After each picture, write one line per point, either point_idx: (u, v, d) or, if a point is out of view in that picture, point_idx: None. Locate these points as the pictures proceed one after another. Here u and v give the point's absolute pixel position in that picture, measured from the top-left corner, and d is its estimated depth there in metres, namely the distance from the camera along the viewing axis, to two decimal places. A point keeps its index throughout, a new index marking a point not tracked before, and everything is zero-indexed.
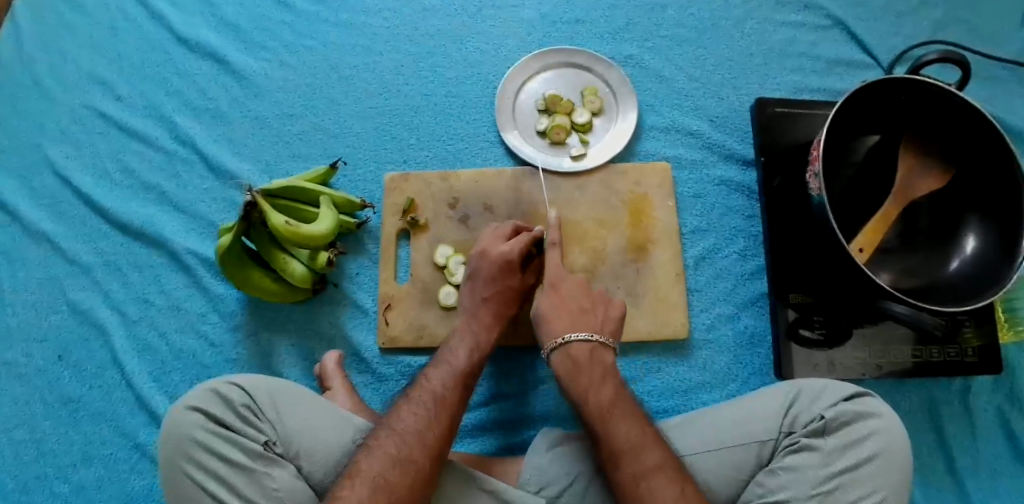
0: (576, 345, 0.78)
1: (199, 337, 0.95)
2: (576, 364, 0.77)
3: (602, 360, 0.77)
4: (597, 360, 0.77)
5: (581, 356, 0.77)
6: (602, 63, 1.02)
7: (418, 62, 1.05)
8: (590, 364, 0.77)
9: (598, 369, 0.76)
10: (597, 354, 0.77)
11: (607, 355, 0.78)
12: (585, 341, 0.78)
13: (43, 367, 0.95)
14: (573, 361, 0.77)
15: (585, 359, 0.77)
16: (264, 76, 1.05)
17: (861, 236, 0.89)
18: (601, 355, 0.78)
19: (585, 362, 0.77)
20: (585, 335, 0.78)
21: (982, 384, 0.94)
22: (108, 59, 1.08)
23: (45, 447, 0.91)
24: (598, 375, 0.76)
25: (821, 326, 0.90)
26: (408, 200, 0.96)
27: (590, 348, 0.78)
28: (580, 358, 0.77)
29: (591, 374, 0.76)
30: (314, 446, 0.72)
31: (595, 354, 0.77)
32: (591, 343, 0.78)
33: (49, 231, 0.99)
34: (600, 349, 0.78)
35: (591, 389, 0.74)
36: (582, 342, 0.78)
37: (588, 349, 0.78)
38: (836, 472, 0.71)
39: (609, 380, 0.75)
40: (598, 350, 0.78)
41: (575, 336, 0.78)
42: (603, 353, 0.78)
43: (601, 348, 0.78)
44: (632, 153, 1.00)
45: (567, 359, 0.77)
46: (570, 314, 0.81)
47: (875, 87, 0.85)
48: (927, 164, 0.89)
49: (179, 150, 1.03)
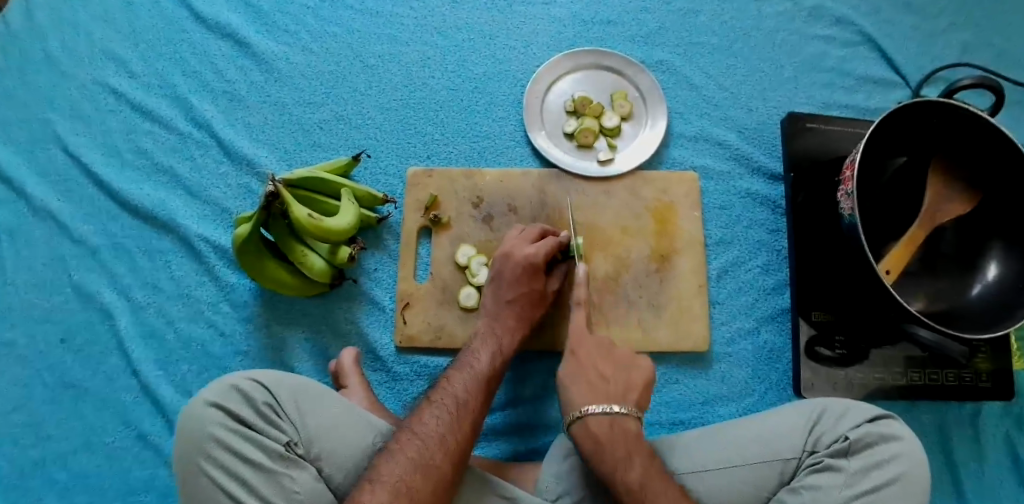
0: (595, 418, 0.71)
1: (209, 326, 0.92)
2: (599, 440, 0.70)
3: (625, 429, 0.71)
4: (619, 430, 0.71)
5: (602, 431, 0.71)
6: (633, 67, 1.01)
7: (445, 55, 1.03)
8: (613, 438, 0.70)
9: (622, 444, 0.70)
10: (617, 425, 0.71)
11: (631, 424, 0.72)
12: (606, 414, 0.72)
13: (45, 350, 0.92)
14: (594, 437, 0.71)
15: (606, 434, 0.71)
16: (286, 61, 1.02)
17: (886, 260, 0.88)
18: (623, 424, 0.72)
19: (608, 436, 0.70)
20: (604, 407, 0.72)
21: (992, 409, 0.94)
22: (122, 33, 1.04)
23: (43, 433, 0.89)
24: (624, 449, 0.69)
25: (841, 346, 0.90)
26: (431, 197, 0.94)
27: (609, 420, 0.72)
28: (600, 432, 0.71)
29: (616, 448, 0.69)
30: (335, 448, 0.70)
31: (617, 424, 0.71)
32: (612, 413, 0.72)
33: (54, 209, 0.96)
34: (622, 417, 0.72)
35: (620, 467, 0.68)
36: (602, 413, 0.72)
37: (608, 420, 0.72)
38: (859, 494, 0.71)
39: (636, 453, 0.69)
40: (620, 420, 0.72)
41: (593, 409, 0.72)
42: (625, 423, 0.72)
43: (623, 418, 0.72)
44: (659, 160, 0.99)
45: (587, 433, 0.71)
46: (592, 381, 0.75)
47: (910, 110, 0.85)
48: (952, 189, 0.89)
49: (194, 132, 0.99)
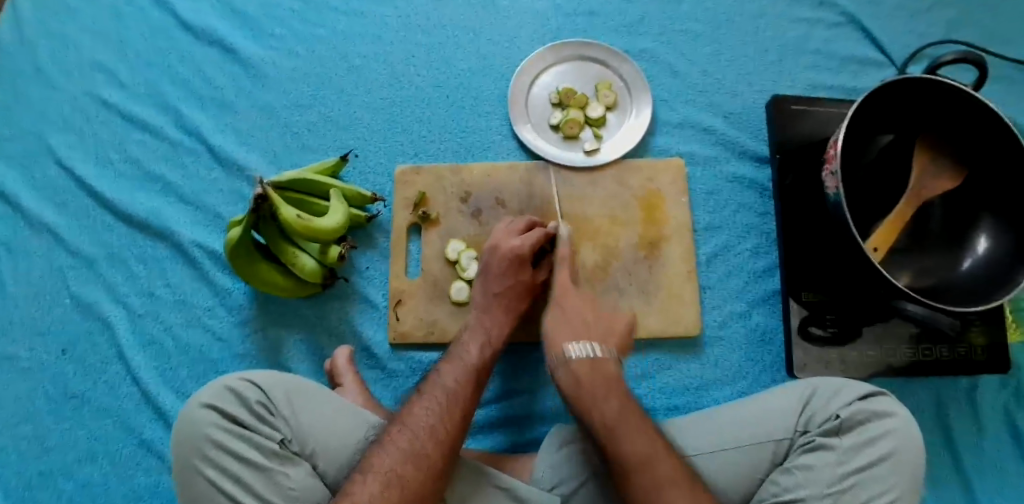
0: (576, 360, 0.75)
1: (206, 331, 0.93)
2: (579, 381, 0.73)
3: (605, 371, 0.74)
4: (599, 371, 0.74)
5: (583, 371, 0.74)
6: (617, 57, 1.01)
7: (430, 53, 1.04)
8: (592, 378, 0.73)
9: (599, 384, 0.73)
10: (598, 366, 0.74)
11: (610, 366, 0.75)
12: (585, 354, 0.75)
13: (47, 361, 0.93)
14: (574, 376, 0.74)
15: (586, 374, 0.73)
16: (272, 65, 1.03)
17: (874, 237, 0.88)
18: (603, 365, 0.75)
19: (587, 375, 0.73)
20: (584, 348, 0.75)
21: (989, 384, 0.94)
22: (110, 45, 1.05)
23: (49, 443, 0.90)
24: (601, 389, 0.72)
25: (833, 325, 0.90)
26: (419, 194, 0.95)
27: (590, 361, 0.74)
28: (581, 373, 0.74)
29: (594, 387, 0.72)
30: (328, 444, 0.71)
31: (597, 366, 0.74)
32: (592, 356, 0.75)
33: (50, 222, 0.98)
34: (602, 361, 0.75)
35: (596, 405, 0.71)
36: (582, 355, 0.75)
37: (589, 362, 0.74)
38: (852, 472, 0.71)
39: (613, 393, 0.72)
40: (600, 362, 0.75)
41: (575, 349, 0.75)
42: (604, 364, 0.75)
43: (603, 360, 0.75)
44: (645, 149, 0.99)
45: (569, 373, 0.74)
46: (575, 326, 0.78)
47: (893, 88, 0.85)
48: (940, 164, 0.89)
49: (184, 140, 1.01)
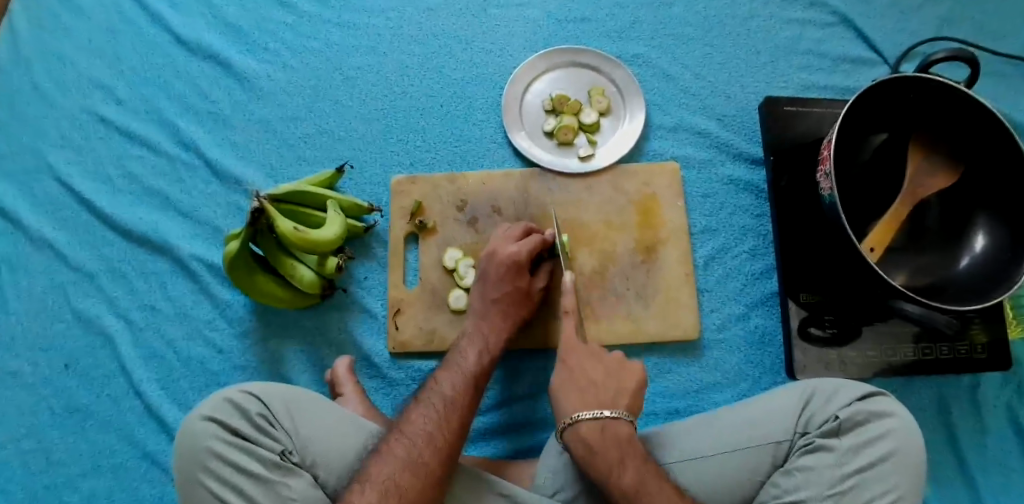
0: (586, 426, 0.72)
1: (207, 344, 0.94)
2: (590, 446, 0.70)
3: (617, 434, 0.71)
4: (610, 435, 0.71)
5: (594, 438, 0.71)
6: (609, 63, 1.01)
7: (423, 63, 1.04)
8: (605, 444, 0.70)
9: (614, 449, 0.70)
10: (609, 431, 0.71)
11: (622, 427, 0.72)
12: (595, 419, 0.72)
13: (50, 376, 0.94)
14: (585, 444, 0.71)
15: (598, 440, 0.71)
16: (267, 79, 1.04)
17: (870, 238, 0.89)
18: (615, 428, 0.72)
19: (599, 441, 0.71)
20: (593, 412, 0.73)
21: (991, 381, 0.94)
22: (108, 62, 1.07)
23: (53, 458, 0.91)
24: (616, 455, 0.69)
25: (832, 325, 0.89)
26: (415, 203, 0.95)
27: (600, 426, 0.72)
28: (592, 438, 0.71)
29: (608, 453, 0.69)
30: (329, 454, 0.71)
31: (608, 430, 0.71)
32: (602, 420, 0.72)
33: (52, 238, 0.98)
34: (612, 423, 0.72)
35: (613, 473, 0.68)
36: (591, 420, 0.72)
37: (600, 426, 0.72)
38: (853, 472, 0.71)
39: (629, 459, 0.69)
40: (610, 425, 0.72)
41: (583, 415, 0.73)
42: (616, 426, 0.72)
43: (614, 422, 0.72)
44: (640, 153, 1.00)
45: (579, 440, 0.71)
46: (581, 389, 0.76)
47: (886, 87, 0.85)
48: (933, 159, 0.89)
49: (182, 154, 1.02)
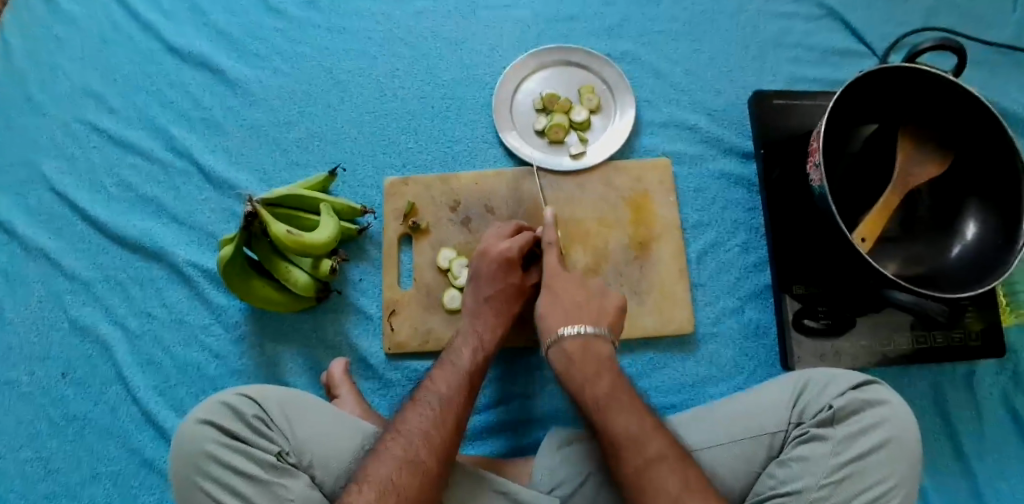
0: (570, 340, 0.76)
1: (204, 349, 0.94)
2: (569, 360, 0.75)
3: (597, 352, 0.75)
4: (592, 354, 0.75)
5: (576, 353, 0.75)
6: (599, 60, 1.02)
7: (414, 65, 1.05)
8: (585, 360, 0.74)
9: (592, 364, 0.74)
10: (591, 348, 0.75)
11: (603, 348, 0.76)
12: (579, 335, 0.76)
13: (47, 385, 0.94)
14: (566, 356, 0.75)
15: (579, 355, 0.75)
16: (259, 84, 1.05)
17: (862, 227, 0.88)
18: (596, 348, 0.75)
19: (579, 357, 0.75)
20: (578, 329, 0.76)
21: (987, 368, 0.94)
22: (100, 71, 1.07)
23: (52, 466, 0.91)
24: (593, 370, 0.73)
25: (825, 316, 0.90)
26: (408, 204, 0.96)
27: (582, 343, 0.76)
28: (573, 353, 0.75)
29: (585, 369, 0.74)
30: (326, 455, 0.72)
31: (590, 347, 0.75)
32: (586, 336, 0.76)
33: (47, 248, 0.99)
34: (595, 341, 0.76)
35: (586, 385, 0.72)
36: (575, 335, 0.76)
37: (581, 343, 0.76)
38: (848, 462, 0.71)
39: (603, 373, 0.73)
40: (592, 343, 0.75)
41: (568, 331, 0.76)
42: (597, 345, 0.75)
43: (596, 341, 0.76)
44: (631, 150, 1.00)
45: (562, 356, 0.76)
46: (567, 308, 0.78)
47: (873, 77, 0.85)
48: (923, 151, 0.89)
49: (175, 161, 1.02)
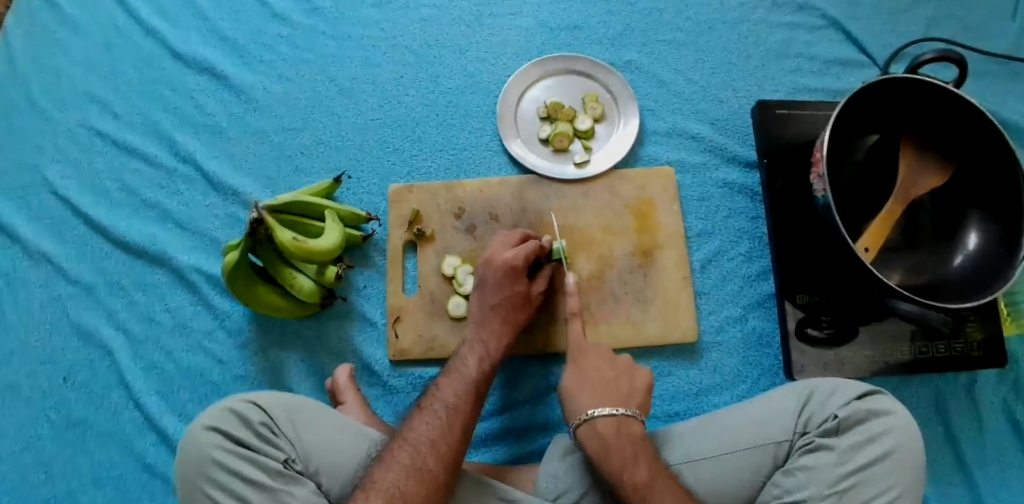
0: (602, 422, 0.75)
1: (207, 355, 0.94)
2: (605, 441, 0.74)
3: (631, 432, 0.75)
4: (626, 435, 0.74)
5: (610, 434, 0.74)
6: (602, 69, 1.02)
7: (418, 72, 1.05)
8: (620, 441, 0.73)
9: (628, 446, 0.73)
10: (623, 429, 0.75)
11: (635, 427, 0.75)
12: (611, 416, 0.75)
13: (48, 389, 0.94)
14: (600, 438, 0.74)
15: (613, 437, 0.74)
16: (263, 91, 1.05)
17: (864, 237, 0.89)
18: (629, 428, 0.75)
19: (613, 436, 0.74)
20: (609, 410, 0.76)
21: (988, 377, 0.94)
22: (103, 76, 1.07)
23: (53, 471, 0.90)
24: (630, 452, 0.72)
25: (829, 325, 0.90)
26: (413, 211, 0.96)
27: (615, 423, 0.75)
28: (607, 435, 0.74)
29: (621, 449, 0.72)
30: (332, 462, 0.72)
31: (623, 427, 0.75)
32: (617, 417, 0.75)
33: (49, 252, 0.99)
34: (627, 422, 0.75)
35: (626, 468, 0.71)
36: (607, 416, 0.75)
37: (614, 424, 0.75)
38: (852, 471, 0.71)
39: (641, 457, 0.72)
40: (625, 423, 0.75)
41: (598, 411, 0.76)
42: (630, 426, 0.75)
43: (628, 421, 0.75)
44: (635, 158, 1.00)
45: (594, 437, 0.74)
46: (595, 385, 0.79)
47: (876, 88, 0.86)
48: (924, 161, 0.89)
49: (179, 167, 1.02)
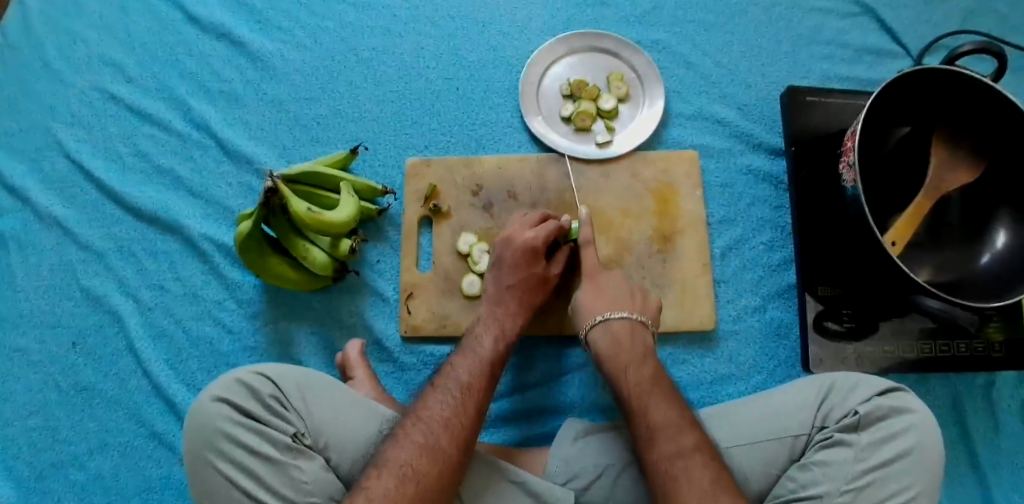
0: (617, 324, 0.79)
1: (216, 324, 0.93)
2: (617, 345, 0.78)
3: (642, 341, 0.78)
4: (637, 339, 0.78)
5: (622, 335, 0.78)
6: (629, 48, 1.00)
7: (439, 45, 1.03)
8: (631, 345, 0.78)
9: (638, 351, 0.77)
10: (636, 334, 0.79)
11: (646, 336, 0.79)
12: (626, 319, 0.79)
13: (57, 354, 0.93)
14: (613, 341, 0.78)
15: (625, 340, 0.78)
16: (281, 58, 1.03)
17: (891, 231, 0.88)
18: (640, 335, 0.79)
19: (625, 342, 0.78)
20: (624, 315, 0.80)
21: (1006, 379, 0.93)
22: (119, 39, 1.05)
23: (59, 436, 0.90)
24: (638, 356, 0.76)
25: (849, 319, 0.88)
26: (430, 186, 0.94)
27: (629, 327, 0.79)
28: (620, 336, 0.78)
29: (631, 354, 0.77)
30: (342, 438, 0.71)
31: (636, 335, 0.79)
32: (631, 324, 0.79)
33: (61, 217, 0.97)
34: (639, 330, 0.79)
35: (631, 368, 0.75)
36: (622, 320, 0.79)
37: (628, 330, 0.79)
38: (871, 469, 0.70)
39: (648, 362, 0.76)
40: (637, 332, 0.79)
41: (615, 314, 0.80)
42: (643, 334, 0.79)
43: (639, 328, 0.79)
44: (658, 141, 0.98)
45: (608, 337, 0.79)
46: (610, 296, 0.82)
47: (910, 79, 0.83)
48: (957, 156, 0.87)
49: (193, 133, 1.00)
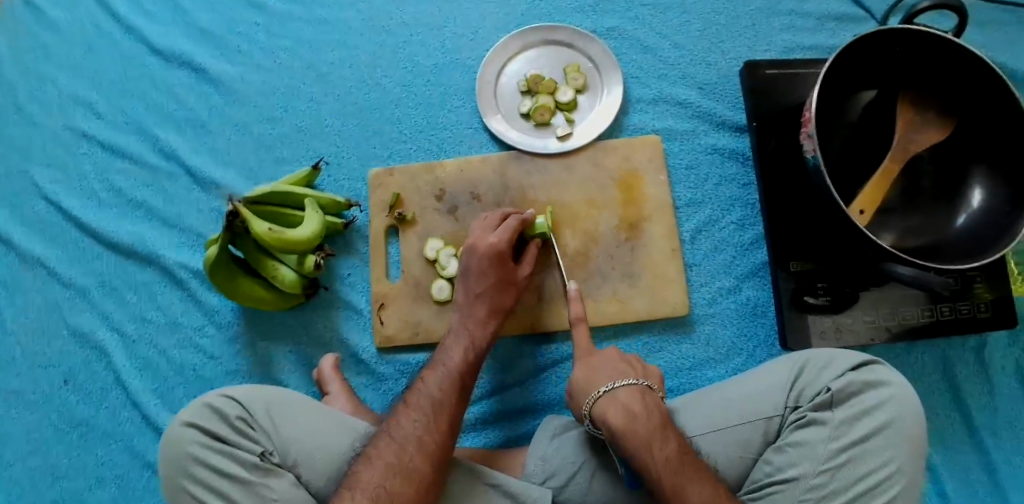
0: (625, 392, 0.72)
1: (198, 350, 0.94)
2: (631, 416, 0.70)
3: (655, 405, 0.72)
4: (651, 405, 0.72)
5: (634, 404, 0.71)
6: (584, 38, 0.98)
7: (395, 52, 1.03)
8: (646, 412, 0.71)
9: (655, 419, 0.70)
10: (648, 400, 0.72)
11: (657, 400, 0.73)
12: (633, 386, 0.73)
13: (50, 392, 0.95)
14: (626, 411, 0.71)
15: (640, 408, 0.71)
16: (242, 82, 1.03)
17: (858, 200, 0.85)
18: (652, 400, 0.73)
19: (641, 411, 0.71)
20: (631, 381, 0.73)
21: (998, 340, 0.90)
22: (85, 77, 1.06)
23: (59, 471, 0.92)
24: (657, 425, 0.70)
25: (825, 293, 0.86)
26: (393, 196, 0.94)
27: (639, 391, 0.73)
28: (633, 405, 0.71)
29: (649, 423, 0.70)
30: (310, 453, 0.71)
31: (648, 399, 0.72)
32: (641, 389, 0.73)
33: (42, 257, 0.99)
34: (649, 395, 0.73)
35: (656, 443, 0.68)
36: (630, 387, 0.73)
37: (638, 394, 0.72)
38: (846, 447, 0.69)
39: (669, 432, 0.70)
40: (648, 396, 0.73)
41: (620, 382, 0.73)
42: (653, 397, 0.73)
43: (649, 392, 0.73)
44: (620, 129, 0.97)
45: (620, 408, 0.71)
46: (610, 368, 0.76)
47: (868, 42, 0.81)
48: (924, 116, 0.84)
49: (163, 164, 1.01)
